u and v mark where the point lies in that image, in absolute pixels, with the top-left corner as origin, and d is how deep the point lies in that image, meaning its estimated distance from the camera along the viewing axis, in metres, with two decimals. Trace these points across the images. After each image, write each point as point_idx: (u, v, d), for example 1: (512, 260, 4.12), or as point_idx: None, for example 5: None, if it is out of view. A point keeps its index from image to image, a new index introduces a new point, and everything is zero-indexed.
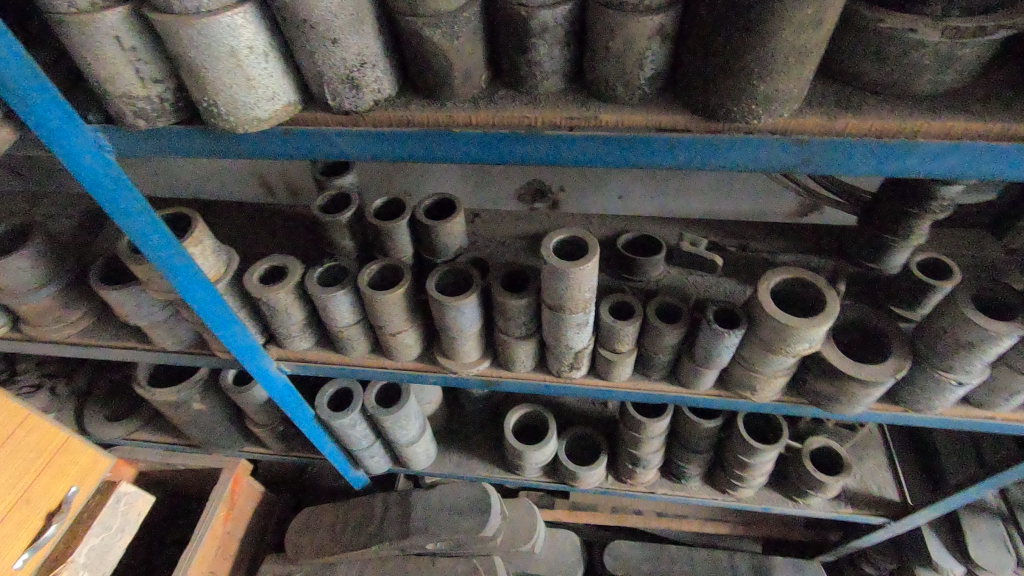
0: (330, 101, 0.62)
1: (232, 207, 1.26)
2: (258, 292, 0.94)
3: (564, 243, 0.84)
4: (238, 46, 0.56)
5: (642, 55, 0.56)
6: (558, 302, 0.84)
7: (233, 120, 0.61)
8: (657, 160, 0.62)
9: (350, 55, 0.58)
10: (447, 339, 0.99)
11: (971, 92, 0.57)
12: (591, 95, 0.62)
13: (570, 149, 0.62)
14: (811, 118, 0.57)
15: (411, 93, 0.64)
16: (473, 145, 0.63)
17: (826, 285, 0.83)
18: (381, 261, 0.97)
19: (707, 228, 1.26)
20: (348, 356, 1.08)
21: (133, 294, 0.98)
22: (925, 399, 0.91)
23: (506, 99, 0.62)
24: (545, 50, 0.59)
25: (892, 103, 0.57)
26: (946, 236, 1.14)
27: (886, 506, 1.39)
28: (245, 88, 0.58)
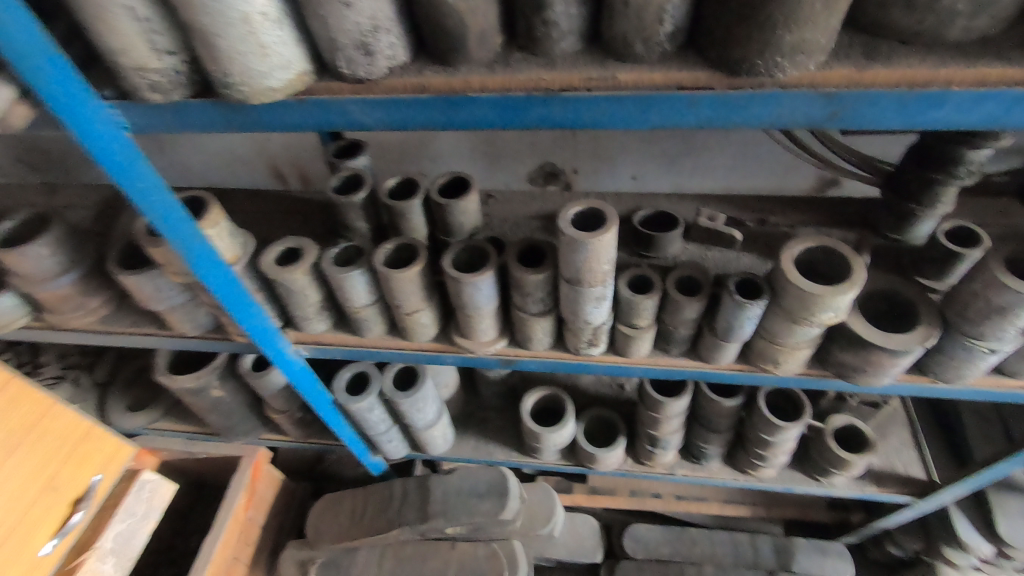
0: (344, 69, 0.61)
1: (246, 193, 1.26)
2: (275, 274, 0.94)
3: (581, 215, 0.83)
4: (250, 13, 0.55)
5: (662, 9, 0.55)
6: (576, 275, 0.83)
7: (247, 91, 0.60)
8: (679, 122, 0.60)
9: (363, 19, 0.57)
10: (464, 318, 0.98)
11: (1005, 40, 0.55)
12: (609, 55, 0.60)
13: (589, 112, 0.60)
14: (838, 71, 0.55)
15: (425, 59, 0.63)
16: (489, 111, 0.62)
17: (851, 253, 0.81)
18: (396, 241, 0.97)
19: (724, 204, 1.24)
20: (365, 338, 1.07)
21: (151, 278, 0.98)
22: (955, 369, 0.88)
23: (522, 62, 0.61)
24: (562, 9, 0.57)
25: (923, 54, 0.55)
26: (972, 205, 1.11)
27: (911, 484, 1.37)
28: (258, 56, 0.58)
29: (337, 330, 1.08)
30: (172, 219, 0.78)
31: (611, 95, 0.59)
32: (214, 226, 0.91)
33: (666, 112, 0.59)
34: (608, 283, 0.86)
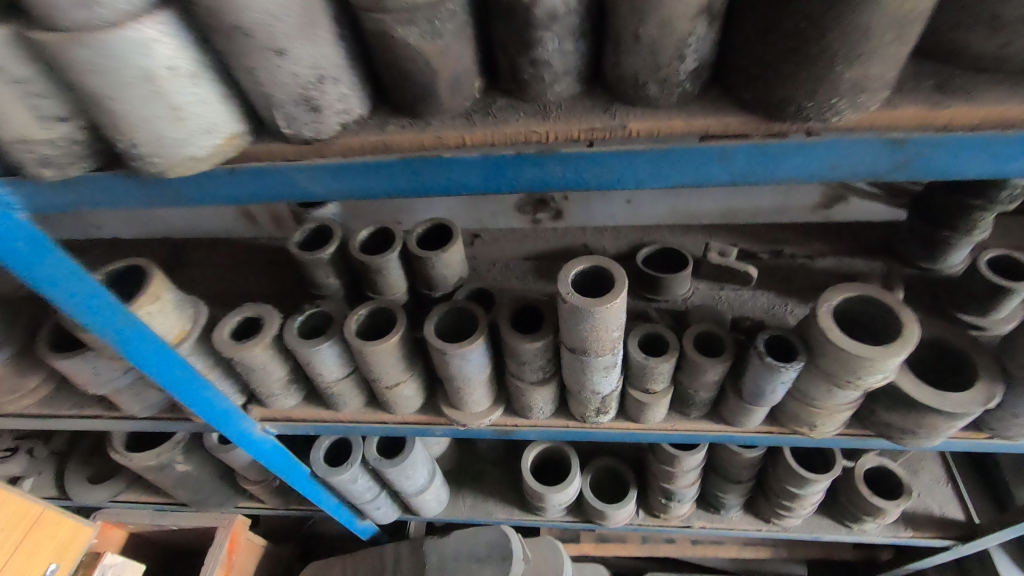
0: (286, 130, 0.49)
1: (204, 246, 1.13)
2: (230, 352, 0.81)
3: (583, 275, 0.71)
4: (154, 68, 0.42)
5: (681, 43, 0.43)
6: (581, 345, 0.71)
7: (163, 163, 0.48)
8: (705, 178, 0.49)
9: (303, 69, 0.45)
10: (452, 389, 0.86)
11: None
12: (616, 98, 0.49)
13: (594, 169, 0.49)
14: (909, 110, 0.43)
15: (387, 111, 0.51)
16: (470, 172, 0.50)
17: (899, 304, 0.69)
18: (370, 305, 0.84)
19: (733, 234, 1.12)
20: (341, 412, 0.94)
21: (87, 361, 0.84)
22: (1018, 427, 0.77)
23: (507, 111, 0.49)
24: (555, 45, 0.46)
25: (1011, 83, 0.44)
26: (1008, 226, 1.00)
27: (950, 527, 1.25)
28: (171, 121, 0.45)
29: (309, 404, 0.95)
30: (94, 304, 0.65)
31: (619, 150, 0.47)
32: (156, 300, 0.77)
33: (689, 168, 0.48)
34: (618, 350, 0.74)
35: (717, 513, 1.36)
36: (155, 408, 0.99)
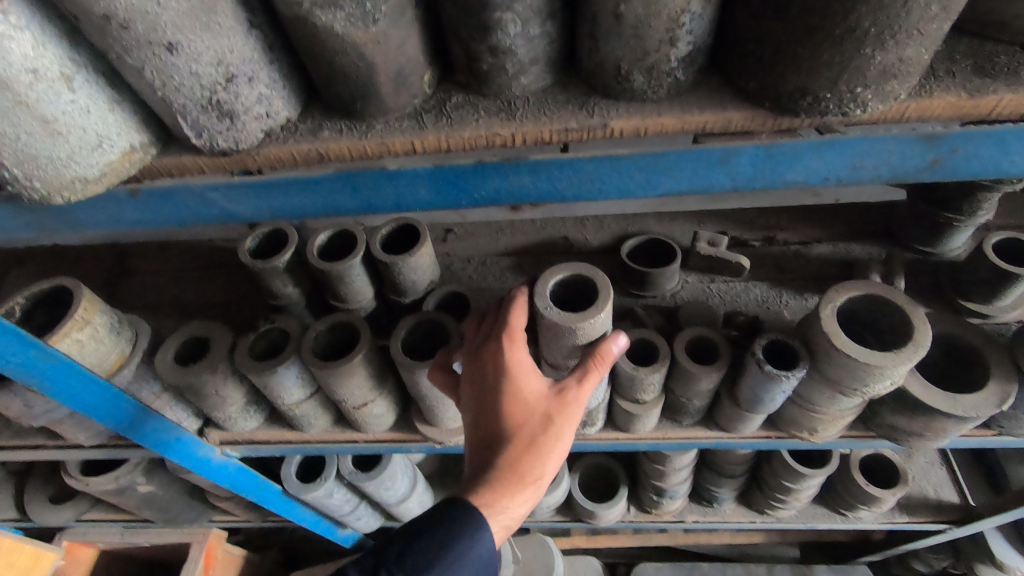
0: (195, 140, 0.40)
1: (149, 253, 1.03)
2: (177, 377, 0.73)
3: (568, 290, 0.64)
4: (11, 72, 0.33)
5: (674, 23, 0.36)
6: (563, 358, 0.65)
7: (41, 190, 0.38)
8: (704, 186, 0.41)
9: (208, 66, 0.36)
10: (426, 407, 0.79)
11: None
12: (593, 91, 0.41)
13: (571, 179, 0.40)
14: (941, 101, 0.37)
15: (323, 112, 0.43)
16: (422, 185, 0.41)
17: (910, 304, 0.64)
18: (330, 320, 0.76)
19: (723, 220, 1.05)
20: (308, 433, 0.87)
21: (16, 394, 0.76)
22: None
23: (464, 109, 0.41)
24: (518, 30, 0.37)
25: None
26: (1011, 204, 0.95)
27: (946, 511, 1.23)
28: (44, 137, 0.36)
29: (272, 426, 0.87)
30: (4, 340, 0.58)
31: (600, 155, 0.39)
32: (87, 326, 0.68)
33: (688, 175, 0.40)
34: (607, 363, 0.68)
35: (709, 506, 1.32)
36: (103, 435, 0.91)
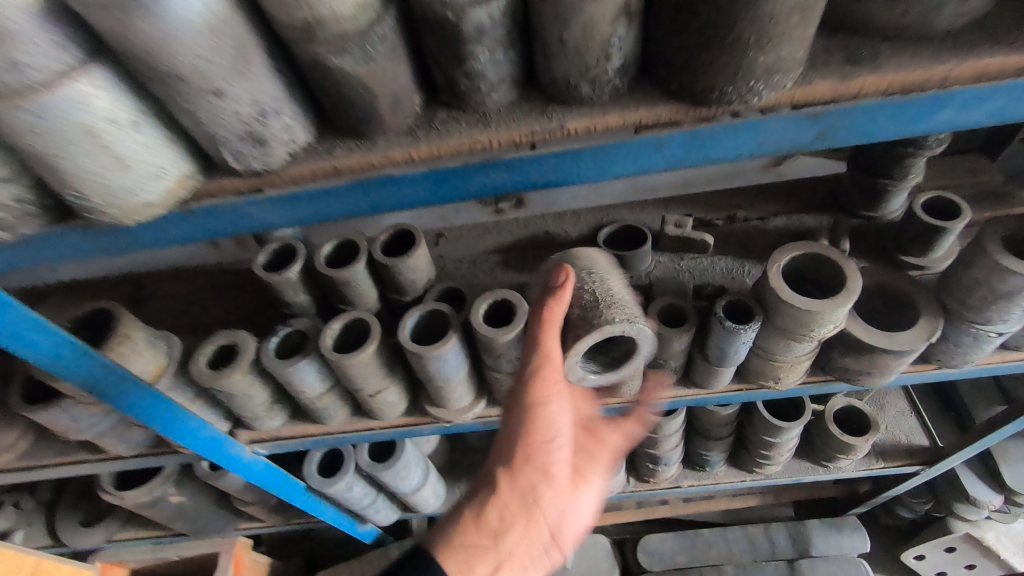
0: (234, 164, 0.50)
1: (166, 278, 1.12)
2: (209, 381, 0.82)
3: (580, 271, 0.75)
4: (94, 122, 0.43)
5: (606, 43, 0.46)
6: (595, 309, 0.69)
7: (116, 212, 0.48)
8: (644, 167, 0.51)
9: (243, 106, 0.45)
10: (434, 389, 0.88)
11: (996, 19, 0.48)
12: (551, 99, 0.51)
13: (538, 170, 0.51)
14: (820, 85, 0.47)
15: (333, 134, 0.53)
16: (421, 185, 0.52)
17: (843, 257, 0.74)
18: (343, 318, 0.85)
19: (688, 204, 1.16)
20: (329, 426, 0.96)
21: (65, 410, 0.84)
22: (961, 356, 0.83)
23: (449, 123, 0.51)
24: (486, 58, 0.47)
25: (911, 49, 0.47)
26: (941, 169, 1.07)
27: (918, 453, 1.33)
28: (118, 172, 0.45)
29: (296, 422, 0.96)
30: (66, 355, 0.67)
31: (558, 150, 0.50)
32: (128, 340, 0.78)
33: (630, 159, 0.50)
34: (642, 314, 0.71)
35: (703, 470, 1.42)
36: (141, 446, 0.99)
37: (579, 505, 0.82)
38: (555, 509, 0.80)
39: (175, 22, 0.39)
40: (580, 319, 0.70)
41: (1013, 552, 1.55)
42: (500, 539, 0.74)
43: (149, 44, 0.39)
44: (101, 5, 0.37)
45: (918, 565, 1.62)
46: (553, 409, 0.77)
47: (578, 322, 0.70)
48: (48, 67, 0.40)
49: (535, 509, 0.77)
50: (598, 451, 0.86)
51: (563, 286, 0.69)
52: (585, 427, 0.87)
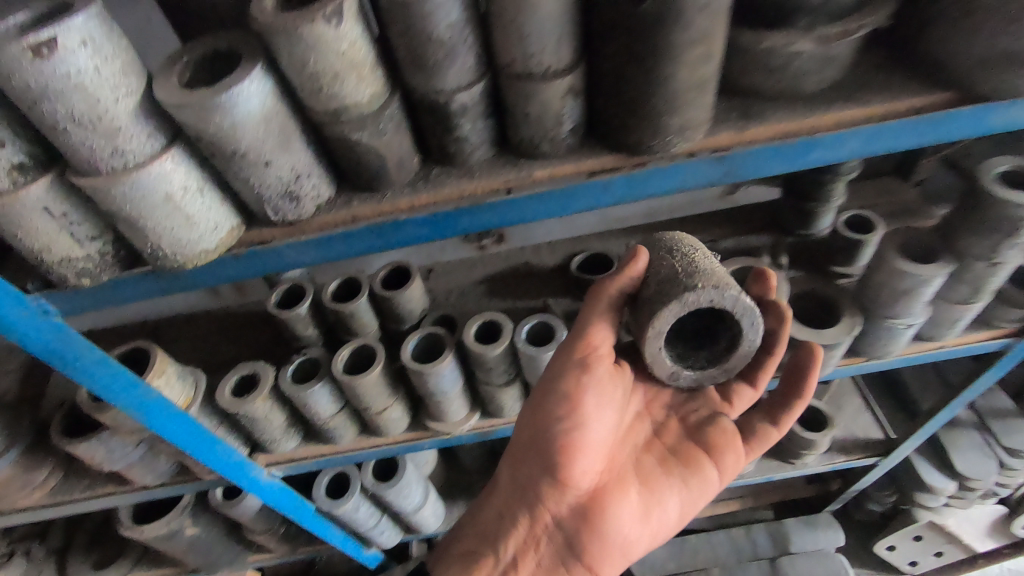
0: (273, 217, 0.63)
1: (181, 322, 1.22)
2: (234, 407, 0.92)
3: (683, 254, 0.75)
4: (173, 190, 0.56)
5: (559, 113, 0.60)
6: (676, 280, 0.70)
7: (181, 259, 0.61)
8: (597, 203, 0.65)
9: (284, 172, 0.59)
10: (433, 404, 1.00)
11: (850, 81, 0.63)
12: (521, 155, 0.65)
13: (515, 211, 0.64)
14: (722, 136, 0.61)
15: (349, 189, 0.66)
16: (422, 227, 0.65)
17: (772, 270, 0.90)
18: (352, 345, 0.98)
19: (649, 231, 1.31)
20: (339, 445, 1.07)
21: (102, 442, 0.93)
22: (882, 347, 0.97)
23: (442, 176, 0.65)
24: (469, 127, 0.62)
25: (788, 107, 0.62)
26: (861, 191, 1.24)
27: (875, 446, 1.46)
28: (186, 227, 0.58)
29: (309, 443, 1.07)
30: (119, 385, 0.75)
31: (531, 194, 0.63)
32: (162, 375, 0.88)
33: (586, 198, 0.64)
34: (733, 285, 0.71)
35: None
36: (164, 476, 1.08)
37: (611, 512, 0.88)
38: (568, 506, 0.88)
39: (241, 115, 0.52)
40: (660, 288, 0.71)
41: (973, 536, 1.67)
42: (495, 537, 0.92)
43: (220, 131, 0.53)
44: (188, 106, 0.51)
45: (892, 557, 1.73)
46: (583, 404, 0.83)
47: (655, 287, 0.72)
48: (142, 150, 0.54)
49: (538, 506, 0.89)
50: (665, 464, 0.95)
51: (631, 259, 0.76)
52: (655, 441, 0.96)
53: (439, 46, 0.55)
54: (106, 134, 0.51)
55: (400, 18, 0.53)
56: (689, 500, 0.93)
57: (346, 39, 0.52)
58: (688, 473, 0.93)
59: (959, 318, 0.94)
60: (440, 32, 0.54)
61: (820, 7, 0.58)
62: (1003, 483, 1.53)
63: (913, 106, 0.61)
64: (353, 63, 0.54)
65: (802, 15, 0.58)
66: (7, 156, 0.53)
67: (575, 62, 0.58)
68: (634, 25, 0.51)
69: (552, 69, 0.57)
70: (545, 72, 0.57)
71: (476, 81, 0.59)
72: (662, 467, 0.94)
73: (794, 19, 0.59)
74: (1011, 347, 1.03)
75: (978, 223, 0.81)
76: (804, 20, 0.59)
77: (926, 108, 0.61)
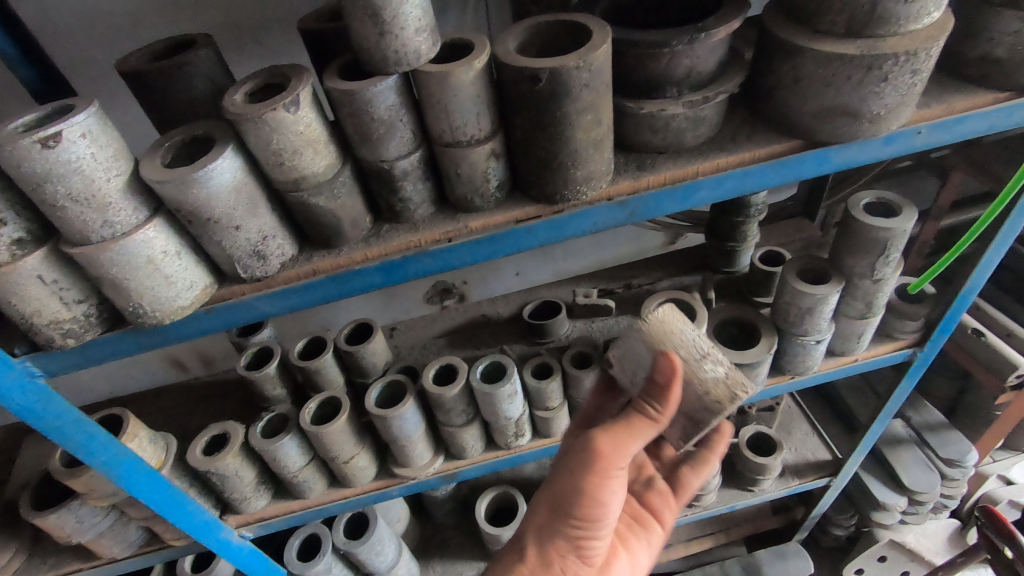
0: (243, 274, 0.71)
1: (150, 394, 1.25)
2: (206, 465, 0.96)
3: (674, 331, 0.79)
4: (155, 253, 0.64)
5: (486, 173, 0.72)
6: (728, 379, 0.75)
7: (160, 315, 0.68)
8: (525, 246, 0.76)
9: (252, 234, 0.68)
10: (399, 449, 1.06)
11: (721, 136, 0.78)
12: (458, 210, 0.76)
13: (455, 255, 0.74)
14: (623, 183, 0.74)
15: (310, 247, 0.75)
16: (376, 274, 0.74)
17: (691, 299, 1.09)
18: (318, 399, 1.04)
19: (594, 278, 1.38)
20: (309, 499, 1.11)
21: (72, 511, 0.94)
22: (802, 363, 1.10)
23: (391, 231, 0.75)
24: (411, 188, 0.73)
25: (673, 158, 0.76)
26: (775, 231, 1.40)
27: (825, 466, 1.54)
28: (164, 285, 0.66)
29: (278, 500, 1.10)
30: (93, 444, 0.78)
31: (466, 241, 0.73)
32: (135, 437, 0.93)
33: (514, 241, 0.75)
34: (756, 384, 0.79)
35: None
36: (133, 546, 1.08)
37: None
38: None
39: (215, 187, 0.63)
40: (705, 403, 0.75)
41: (933, 550, 1.69)
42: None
43: (198, 202, 0.63)
44: (171, 181, 0.61)
45: None
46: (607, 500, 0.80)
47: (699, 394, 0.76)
48: (128, 222, 0.63)
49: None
50: (632, 529, 0.97)
51: (673, 386, 0.73)
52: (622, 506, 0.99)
53: (381, 123, 0.67)
54: (98, 208, 0.60)
55: (347, 103, 0.65)
56: (654, 553, 0.98)
57: (302, 122, 0.64)
58: (647, 533, 0.97)
59: (862, 331, 1.08)
60: (380, 112, 0.66)
61: (683, 80, 0.73)
62: (947, 495, 1.63)
63: (770, 151, 0.75)
64: (308, 141, 0.66)
65: (671, 87, 0.73)
66: (7, 233, 0.61)
67: (493, 132, 0.71)
68: (535, 100, 0.65)
69: (475, 137, 0.70)
70: (470, 140, 0.70)
71: (414, 150, 0.71)
72: (630, 529, 0.97)
73: (666, 90, 0.74)
74: (914, 356, 1.15)
75: (855, 246, 0.95)
76: (673, 91, 0.74)
77: (780, 152, 0.76)
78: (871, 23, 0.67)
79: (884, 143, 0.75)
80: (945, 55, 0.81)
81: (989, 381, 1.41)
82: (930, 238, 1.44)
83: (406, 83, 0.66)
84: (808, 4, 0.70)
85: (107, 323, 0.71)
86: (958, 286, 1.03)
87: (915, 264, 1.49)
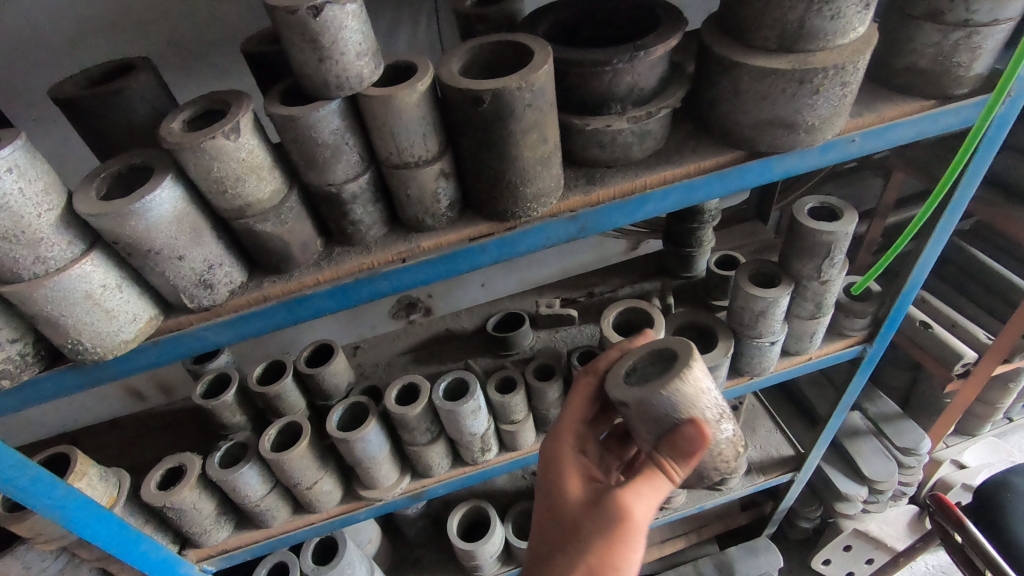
0: (189, 304, 0.69)
1: (102, 428, 1.20)
2: (161, 500, 0.93)
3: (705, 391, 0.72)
4: (93, 288, 0.62)
5: (435, 193, 0.72)
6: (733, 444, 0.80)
7: (102, 350, 0.66)
8: (479, 264, 0.76)
9: (197, 263, 0.67)
10: (364, 471, 1.05)
11: (667, 150, 0.80)
12: (410, 229, 0.76)
13: (408, 276, 0.74)
14: (573, 199, 0.75)
15: (259, 273, 0.74)
16: (329, 298, 0.73)
17: (649, 306, 1.10)
18: (277, 425, 1.02)
19: (557, 288, 1.39)
20: (272, 527, 1.08)
21: (18, 557, 0.90)
22: (758, 363, 1.12)
23: (343, 253, 0.75)
24: (361, 211, 0.72)
25: (621, 171, 0.77)
26: (730, 235, 1.43)
27: (789, 462, 1.58)
28: (105, 320, 0.64)
29: (241, 530, 1.07)
30: (36, 487, 0.74)
31: (418, 262, 0.73)
32: (84, 476, 0.89)
33: (466, 259, 0.75)
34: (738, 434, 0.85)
35: None
36: None
37: None
38: None
39: (154, 218, 0.61)
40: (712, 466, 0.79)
41: (895, 537, 1.73)
42: None
43: (136, 233, 0.61)
44: (108, 214, 0.59)
45: (829, 570, 1.79)
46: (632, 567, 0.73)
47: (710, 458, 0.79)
48: (63, 256, 0.61)
49: None
50: None
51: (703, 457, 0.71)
52: None
53: (326, 147, 0.66)
54: (29, 244, 0.58)
55: (289, 129, 0.64)
56: None
57: (244, 149, 0.63)
58: None
59: (813, 330, 1.11)
60: (325, 136, 0.65)
61: (626, 96, 0.74)
62: (905, 482, 1.69)
63: (714, 163, 0.78)
64: (251, 167, 0.65)
65: (614, 104, 0.75)
66: None
67: (441, 152, 0.71)
68: (479, 121, 0.65)
69: (423, 158, 0.70)
70: (417, 161, 0.70)
71: (362, 172, 0.71)
72: None
73: (610, 106, 0.75)
74: (864, 351, 1.20)
75: (802, 250, 0.98)
76: (617, 107, 0.75)
77: (723, 164, 0.78)
78: (800, 39, 0.70)
79: (821, 151, 0.78)
80: (874, 66, 0.84)
81: (937, 371, 1.47)
82: (877, 236, 1.50)
83: (349, 106, 0.66)
84: (743, 21, 0.73)
85: (46, 361, 0.68)
86: (900, 283, 1.08)
87: (863, 261, 1.54)
